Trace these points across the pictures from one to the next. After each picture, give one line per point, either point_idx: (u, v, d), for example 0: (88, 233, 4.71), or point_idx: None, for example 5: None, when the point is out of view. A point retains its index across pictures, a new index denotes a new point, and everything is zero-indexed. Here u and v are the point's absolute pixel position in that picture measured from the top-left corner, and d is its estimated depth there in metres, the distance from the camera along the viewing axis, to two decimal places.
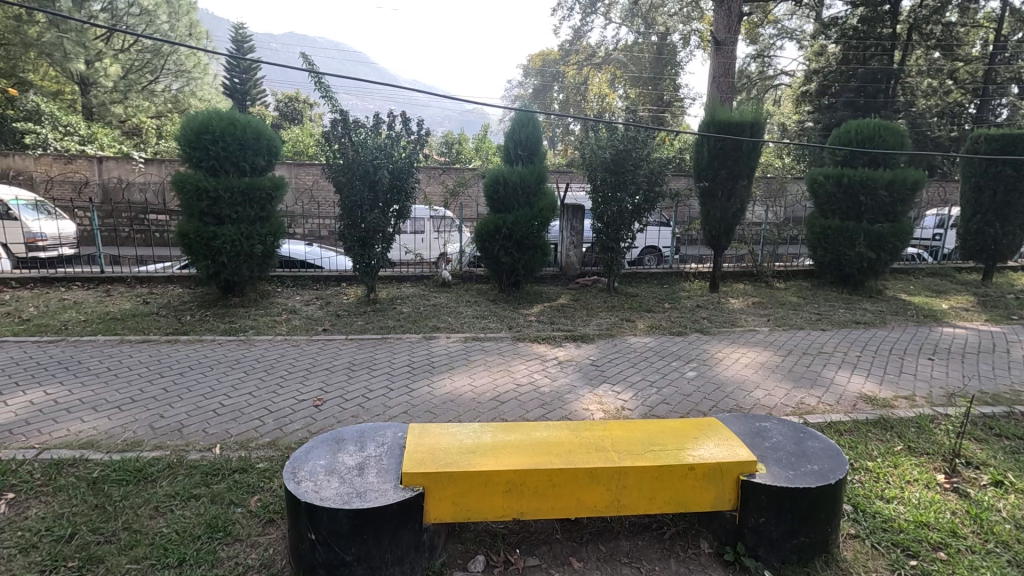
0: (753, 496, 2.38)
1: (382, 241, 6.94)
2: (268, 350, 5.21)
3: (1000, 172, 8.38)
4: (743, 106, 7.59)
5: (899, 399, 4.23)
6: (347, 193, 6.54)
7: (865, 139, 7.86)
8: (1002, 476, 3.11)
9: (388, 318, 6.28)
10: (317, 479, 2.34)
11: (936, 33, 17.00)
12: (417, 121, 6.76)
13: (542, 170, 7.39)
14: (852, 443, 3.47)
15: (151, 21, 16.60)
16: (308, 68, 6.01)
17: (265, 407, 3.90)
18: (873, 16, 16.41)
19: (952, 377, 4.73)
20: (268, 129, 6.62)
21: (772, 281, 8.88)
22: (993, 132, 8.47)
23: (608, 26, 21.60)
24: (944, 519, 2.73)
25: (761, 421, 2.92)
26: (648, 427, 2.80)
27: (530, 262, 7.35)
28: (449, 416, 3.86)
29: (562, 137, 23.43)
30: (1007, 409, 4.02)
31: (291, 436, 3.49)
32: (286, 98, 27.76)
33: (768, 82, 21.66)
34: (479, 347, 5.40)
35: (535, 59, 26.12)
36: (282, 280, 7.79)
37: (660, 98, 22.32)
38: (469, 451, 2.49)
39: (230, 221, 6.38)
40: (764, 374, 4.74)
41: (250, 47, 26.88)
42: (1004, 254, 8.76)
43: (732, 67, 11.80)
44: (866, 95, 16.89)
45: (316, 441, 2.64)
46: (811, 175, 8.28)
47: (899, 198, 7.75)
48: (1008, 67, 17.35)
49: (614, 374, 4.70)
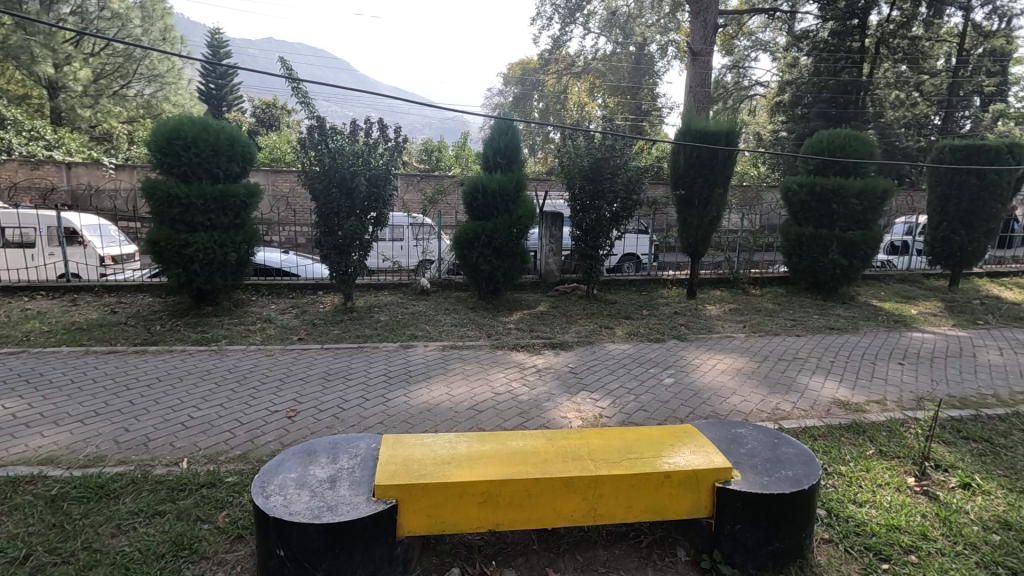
0: (728, 503, 2.39)
1: (360, 249, 6.84)
2: (241, 360, 5.09)
3: (964, 181, 8.64)
4: (718, 116, 7.72)
5: (870, 403, 4.31)
6: (324, 200, 6.46)
7: (837, 149, 8.04)
8: (971, 478, 3.17)
9: (365, 326, 6.20)
10: (287, 492, 2.28)
11: (902, 47, 17.46)
12: (395, 127, 6.68)
13: (521, 178, 7.39)
14: (825, 447, 3.52)
15: (122, 25, 16.22)
16: (286, 74, 5.94)
17: (236, 420, 3.80)
18: (843, 29, 16.72)
19: (922, 381, 4.83)
20: (244, 136, 6.52)
21: (748, 287, 8.98)
22: (957, 143, 8.73)
23: (587, 36, 21.73)
24: (914, 522, 2.77)
25: (737, 428, 2.94)
26: (626, 435, 2.80)
27: (510, 269, 7.35)
28: (426, 426, 3.80)
29: (542, 145, 23.59)
30: (974, 412, 4.12)
31: (263, 448, 3.41)
32: (263, 105, 27.46)
33: (744, 92, 22.17)
34: (458, 356, 5.35)
35: (515, 68, 26.60)
36: (258, 288, 7.67)
37: (639, 108, 22.51)
38: (445, 462, 2.45)
39: (203, 229, 6.26)
40: (739, 381, 4.79)
41: (226, 53, 26.52)
42: (970, 260, 9.03)
43: (707, 78, 11.98)
44: (837, 106, 17.26)
45: (288, 453, 2.58)
46: (785, 184, 8.43)
47: (870, 206, 7.91)
48: (970, 81, 17.94)
49: (593, 382, 4.70)
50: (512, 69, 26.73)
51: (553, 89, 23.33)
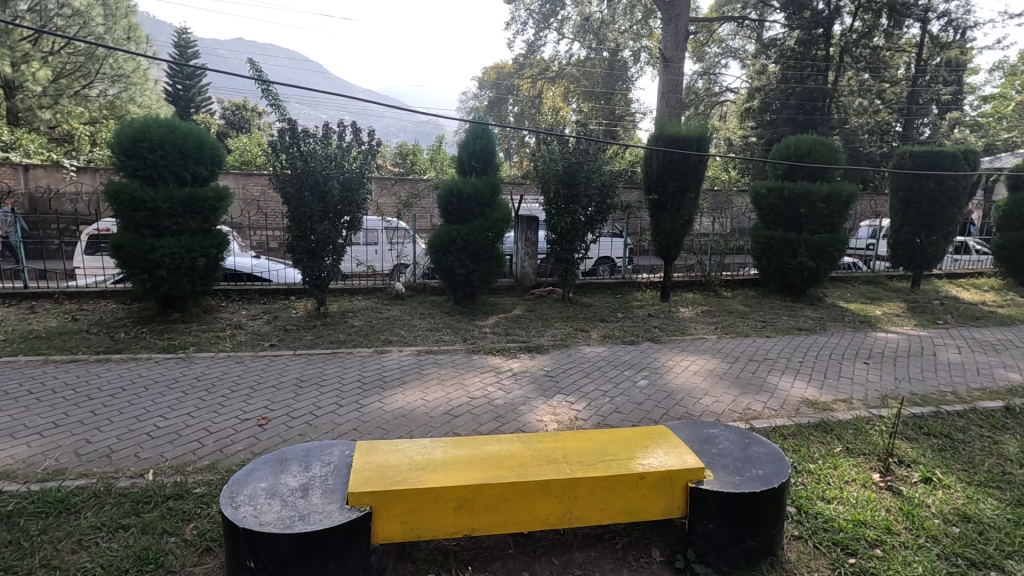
0: (700, 503, 2.42)
1: (333, 254, 6.74)
2: (209, 367, 4.97)
3: (924, 186, 8.94)
4: (690, 122, 7.86)
5: (837, 402, 4.43)
6: (296, 204, 6.36)
7: (804, 154, 8.25)
8: (932, 473, 3.28)
9: (339, 332, 6.12)
10: (257, 502, 2.23)
11: (865, 57, 18.08)
12: (369, 131, 6.62)
13: (496, 182, 7.40)
14: (794, 446, 3.60)
15: (84, 23, 15.67)
16: (256, 76, 5.84)
17: (204, 429, 3.70)
18: (809, 38, 17.30)
19: (885, 380, 4.98)
20: (212, 138, 6.38)
21: (720, 290, 9.16)
22: (917, 149, 9.04)
23: (562, 41, 21.98)
24: (880, 516, 2.85)
25: (709, 428, 2.98)
26: (601, 437, 2.81)
27: (485, 273, 7.35)
28: (400, 432, 3.76)
29: (517, 149, 23.62)
30: (934, 409, 4.27)
31: (232, 458, 3.34)
32: (233, 106, 26.72)
33: (715, 98, 22.63)
34: (433, 361, 5.32)
35: (489, 72, 26.54)
36: (227, 293, 7.50)
37: (613, 113, 22.72)
38: (420, 467, 2.43)
39: (170, 233, 6.10)
40: (712, 382, 4.86)
41: (194, 53, 25.91)
42: (930, 262, 9.35)
43: (679, 83, 12.18)
44: (804, 112, 17.64)
45: (258, 462, 2.53)
46: (755, 189, 8.63)
47: (836, 210, 8.13)
48: (929, 90, 18.76)
49: (569, 385, 4.72)
50: (486, 73, 26.72)
51: (528, 93, 23.48)
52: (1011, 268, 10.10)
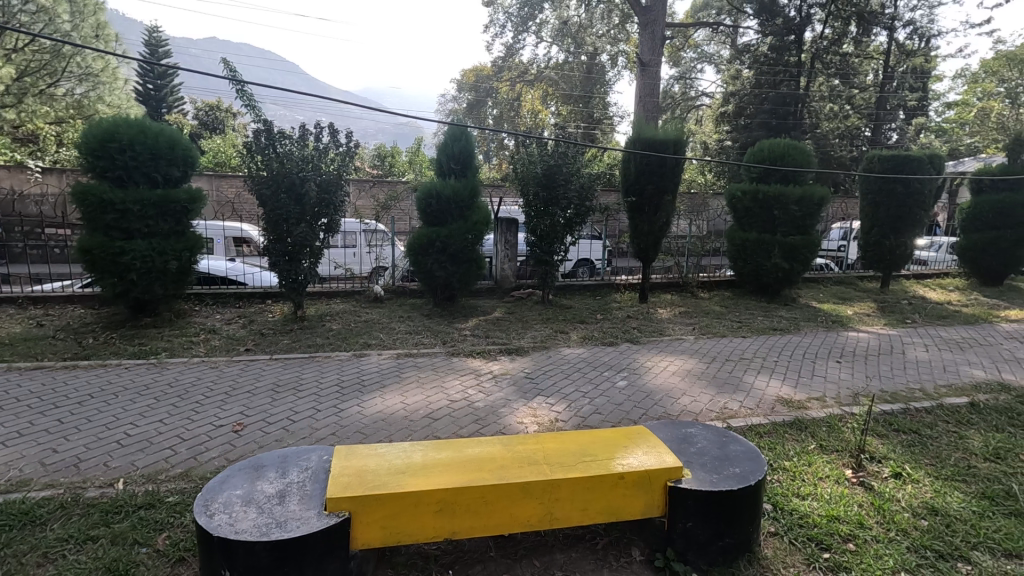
0: (679, 502, 2.45)
1: (310, 256, 6.65)
2: (182, 373, 4.85)
3: (892, 189, 9.21)
4: (666, 125, 7.96)
5: (811, 401, 4.52)
6: (272, 206, 6.25)
7: (778, 157, 8.42)
8: (902, 468, 3.37)
9: (317, 336, 6.04)
10: (232, 510, 2.19)
11: (835, 63, 18.59)
12: (346, 132, 6.57)
13: (475, 184, 7.39)
14: (770, 444, 3.66)
15: (49, 20, 15.03)
16: (230, 77, 5.75)
17: (177, 436, 3.62)
18: (781, 45, 17.72)
19: (857, 378, 5.11)
20: (185, 139, 6.25)
21: (697, 291, 9.29)
22: (885, 153, 9.31)
23: (540, 44, 22.17)
24: (853, 512, 2.91)
25: (688, 428, 3.02)
26: (580, 438, 2.83)
27: (465, 275, 7.33)
28: (380, 436, 3.73)
29: (496, 151, 23.62)
30: (903, 405, 4.39)
31: (206, 465, 3.26)
32: (206, 107, 26.15)
33: (691, 102, 22.98)
34: (412, 364, 5.29)
35: (468, 74, 26.51)
36: (201, 297, 7.35)
37: (591, 116, 22.87)
38: (399, 471, 2.41)
39: (141, 236, 5.95)
40: (689, 382, 4.92)
41: (166, 52, 25.33)
42: (898, 263, 9.62)
43: (656, 87, 12.34)
44: (778, 116, 18.03)
45: (233, 470, 2.47)
46: (730, 191, 8.77)
47: (808, 213, 8.32)
48: (896, 96, 19.36)
49: (549, 387, 4.73)
50: (465, 76, 26.66)
51: (507, 96, 23.57)
52: (975, 268, 10.46)
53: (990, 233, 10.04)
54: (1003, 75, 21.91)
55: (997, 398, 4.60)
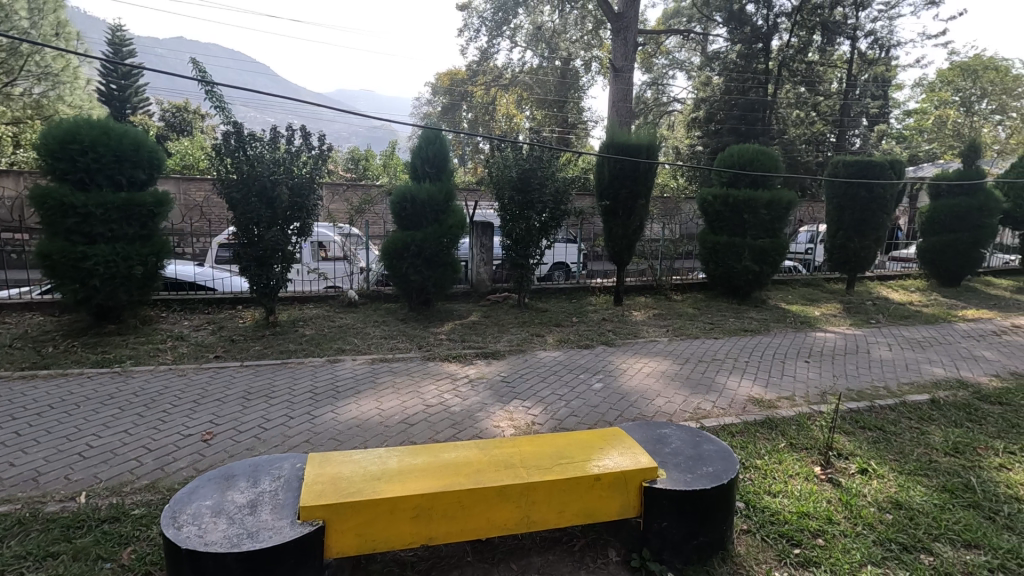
0: (655, 502, 2.47)
1: (282, 261, 6.53)
2: (149, 381, 4.71)
3: (856, 194, 9.52)
4: (639, 130, 8.07)
5: (781, 400, 4.63)
6: (242, 210, 6.13)
7: (747, 162, 8.63)
8: (868, 464, 3.47)
9: (290, 341, 5.94)
10: (202, 521, 2.13)
11: (801, 71, 19.17)
12: (319, 136, 6.49)
13: (450, 188, 7.37)
14: (742, 443, 3.73)
15: (5, 17, 14.45)
16: (198, 78, 5.63)
17: (143, 446, 3.51)
18: (749, 52, 18.37)
19: (824, 377, 5.25)
20: (150, 141, 6.08)
21: (670, 293, 9.43)
22: (849, 158, 9.60)
23: (514, 49, 22.33)
24: (822, 508, 2.99)
25: (662, 428, 3.06)
26: (557, 441, 2.84)
27: (440, 279, 7.30)
28: (355, 442, 3.68)
29: (471, 155, 23.58)
30: (868, 403, 4.53)
31: (174, 476, 3.17)
32: (173, 108, 25.41)
33: (663, 108, 23.38)
34: (388, 369, 5.23)
35: (443, 78, 26.42)
36: (168, 303, 7.16)
37: (565, 121, 23.02)
38: (375, 478, 2.38)
39: (104, 240, 5.77)
40: (664, 383, 4.98)
41: (130, 52, 24.57)
42: (863, 266, 9.91)
43: (629, 93, 12.50)
44: (747, 122, 18.48)
45: (202, 480, 2.41)
46: (702, 196, 8.94)
47: (776, 216, 8.53)
48: (859, 103, 20.01)
49: (525, 390, 4.74)
50: (439, 79, 26.57)
51: (482, 100, 23.62)
52: (934, 270, 10.86)
53: (948, 236, 10.45)
54: (958, 84, 22.89)
55: (956, 395, 4.78)
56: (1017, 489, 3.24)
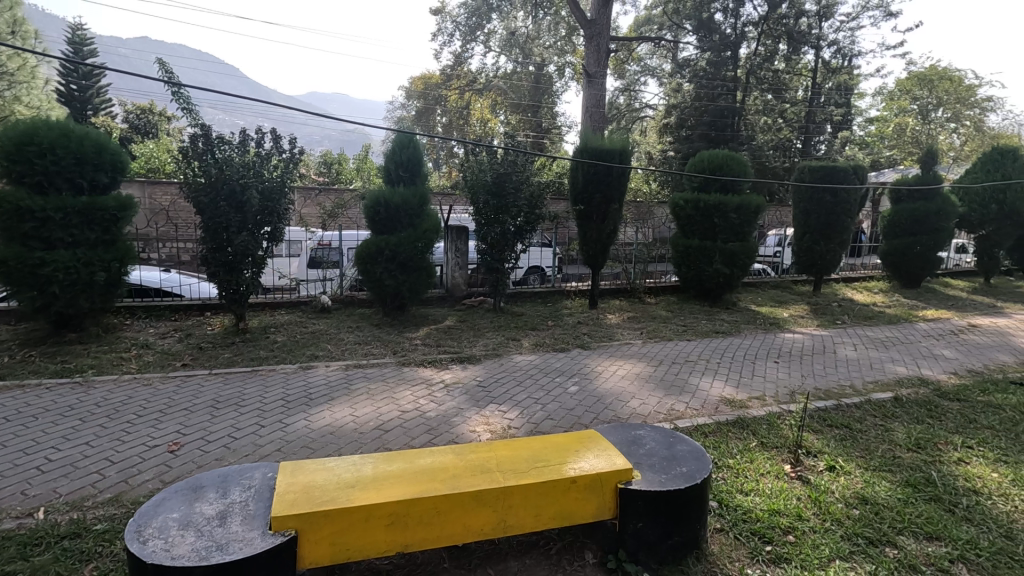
0: (630, 502, 2.49)
1: (252, 266, 6.39)
2: (112, 392, 4.55)
3: (821, 198, 9.80)
4: (612, 136, 8.17)
5: (752, 399, 4.73)
6: (210, 214, 5.99)
7: (716, 167, 8.81)
8: (835, 461, 3.57)
9: (260, 348, 5.81)
10: (168, 535, 2.06)
11: (768, 79, 19.67)
12: (290, 139, 6.39)
13: (424, 192, 7.33)
14: (715, 443, 3.80)
15: None
16: (164, 79, 5.49)
17: (106, 459, 3.38)
18: (718, 60, 18.81)
19: (793, 377, 5.38)
20: (113, 142, 5.90)
21: (644, 297, 9.55)
22: (815, 164, 9.87)
23: (488, 54, 22.39)
24: (792, 505, 3.06)
25: (636, 430, 3.08)
26: (533, 444, 2.84)
27: (415, 284, 7.25)
28: (328, 450, 3.62)
29: (446, 159, 23.51)
30: (835, 402, 4.66)
31: (139, 489, 3.07)
32: (137, 110, 24.60)
33: (636, 113, 23.71)
34: (362, 375, 5.16)
35: (416, 82, 26.30)
36: (133, 310, 6.94)
37: (540, 126, 22.75)
38: (348, 486, 2.34)
39: (64, 246, 5.57)
40: (638, 385, 5.04)
41: (91, 51, 23.75)
42: (828, 268, 10.19)
43: (602, 98, 12.64)
44: (717, 128, 18.87)
45: (169, 492, 2.34)
46: (674, 200, 9.09)
47: (746, 220, 8.71)
48: (823, 111, 20.63)
49: (501, 394, 4.73)
50: (413, 83, 26.46)
51: (456, 104, 23.60)
52: (895, 272, 11.23)
53: (908, 239, 10.85)
54: (915, 93, 23.84)
55: (918, 392, 4.94)
56: (975, 482, 3.37)
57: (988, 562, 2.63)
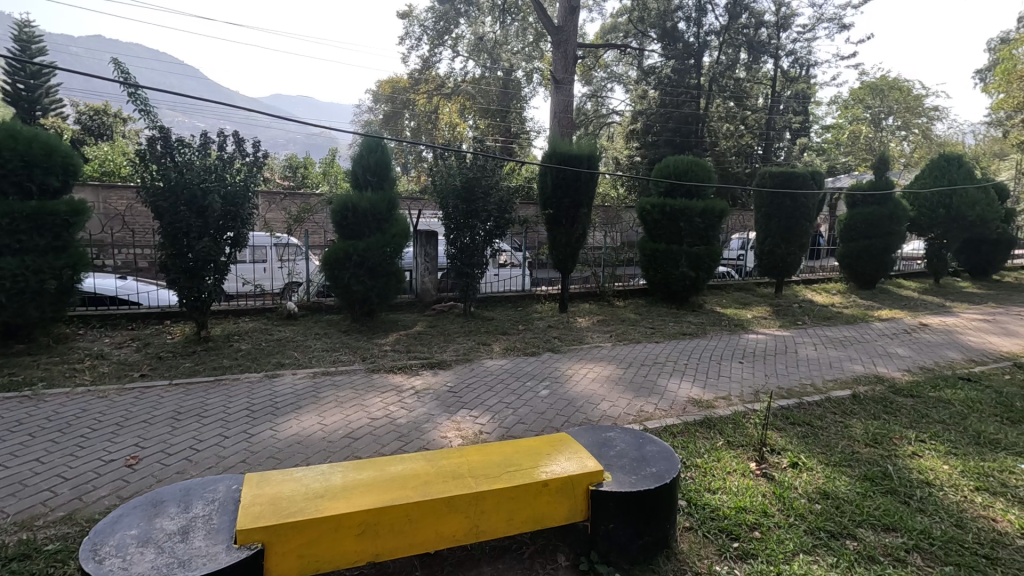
0: (601, 504, 2.51)
1: (214, 273, 6.21)
2: (64, 405, 4.35)
3: (781, 203, 10.14)
4: (581, 141, 8.26)
5: (718, 399, 4.84)
6: (169, 219, 5.80)
7: (682, 173, 9.01)
8: (798, 458, 3.67)
9: (223, 357, 5.65)
10: (126, 553, 1.97)
11: (730, 87, 20.22)
12: (253, 142, 6.24)
13: (393, 197, 7.26)
14: (683, 443, 3.86)
15: None
16: (120, 79, 5.32)
17: (58, 476, 3.23)
18: (682, 68, 19.22)
19: (757, 376, 5.53)
20: (63, 144, 5.67)
21: (613, 300, 9.66)
22: (775, 170, 10.17)
23: (456, 58, 22.36)
24: (757, 502, 3.13)
25: (607, 432, 3.12)
26: (504, 449, 2.84)
27: (384, 289, 7.16)
28: (295, 460, 3.54)
29: (415, 163, 23.37)
30: (797, 400, 4.80)
31: (95, 506, 2.94)
32: (91, 111, 23.59)
33: (603, 119, 24.05)
34: (330, 383, 5.07)
35: (384, 85, 26.08)
36: (87, 320, 6.65)
37: (508, 130, 23.06)
38: (317, 496, 2.30)
39: (11, 252, 5.30)
40: (608, 388, 5.09)
41: (40, 49, 22.68)
42: (789, 270, 10.51)
43: (570, 104, 12.79)
44: (681, 134, 19.28)
45: (127, 508, 2.24)
46: (641, 205, 9.24)
47: (710, 224, 8.91)
48: (782, 118, 21.32)
49: (472, 400, 4.71)
50: (381, 87, 26.28)
51: (424, 108, 23.51)
52: (851, 273, 11.66)
53: (862, 242, 11.29)
54: (868, 102, 24.89)
55: (875, 389, 5.14)
56: (928, 474, 3.52)
57: (939, 550, 2.74)
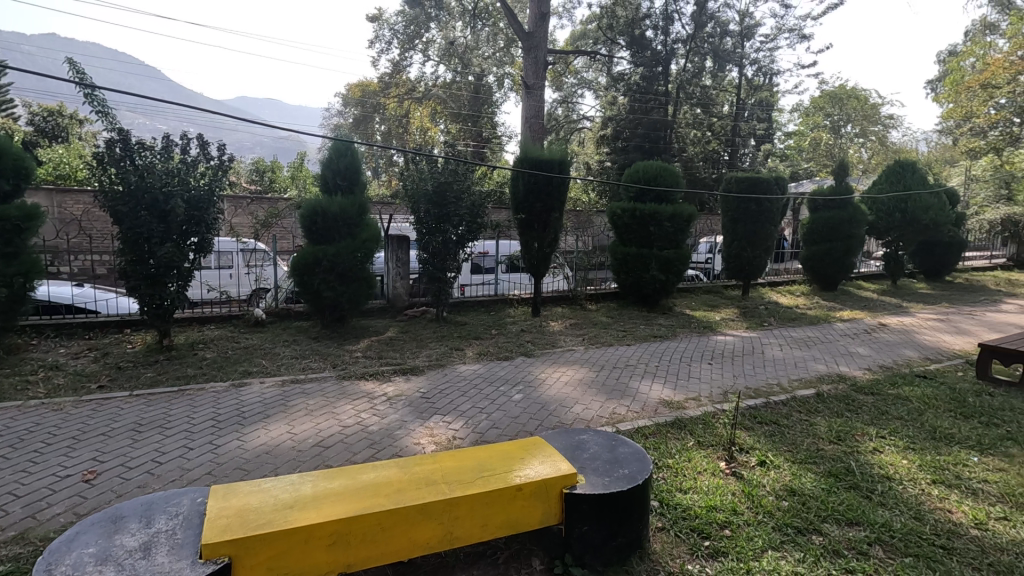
0: (575, 506, 2.52)
1: (178, 279, 6.03)
2: (15, 419, 4.15)
3: (747, 207, 10.39)
4: (552, 146, 8.32)
5: (688, 400, 4.92)
6: (129, 224, 5.60)
7: (651, 178, 9.15)
8: (765, 456, 3.76)
9: (187, 366, 5.48)
10: (84, 571, 1.89)
11: (696, 94, 20.67)
12: (218, 145, 6.09)
13: (363, 201, 7.18)
14: (655, 444, 3.91)
15: None
16: (77, 80, 5.13)
17: (9, 493, 3.08)
18: (650, 75, 19.56)
19: (725, 377, 5.65)
20: (15, 146, 5.43)
21: (585, 303, 9.74)
22: (741, 175, 10.43)
23: (427, 62, 22.26)
24: (727, 500, 3.19)
25: (580, 435, 3.14)
26: (477, 454, 2.82)
27: (355, 295, 7.06)
28: (264, 471, 3.45)
29: (386, 168, 23.16)
30: (764, 400, 4.92)
31: (49, 524, 2.82)
32: (45, 112, 22.64)
33: (573, 124, 24.27)
34: (299, 391, 4.97)
35: (354, 88, 25.80)
36: (41, 330, 6.37)
37: (479, 135, 23.22)
38: (287, 507, 2.24)
39: None
40: (581, 391, 5.12)
41: None
42: (755, 273, 10.77)
43: (541, 109, 12.86)
44: (650, 140, 19.44)
45: (85, 525, 2.15)
46: (612, 209, 9.35)
47: (679, 229, 9.07)
48: (747, 124, 21.89)
49: (445, 405, 4.68)
50: (350, 91, 25.98)
51: (395, 112, 23.33)
52: (814, 275, 12.02)
53: (824, 245, 11.66)
54: (827, 110, 25.75)
55: (837, 388, 5.30)
56: (888, 469, 3.64)
57: (900, 542, 2.84)
